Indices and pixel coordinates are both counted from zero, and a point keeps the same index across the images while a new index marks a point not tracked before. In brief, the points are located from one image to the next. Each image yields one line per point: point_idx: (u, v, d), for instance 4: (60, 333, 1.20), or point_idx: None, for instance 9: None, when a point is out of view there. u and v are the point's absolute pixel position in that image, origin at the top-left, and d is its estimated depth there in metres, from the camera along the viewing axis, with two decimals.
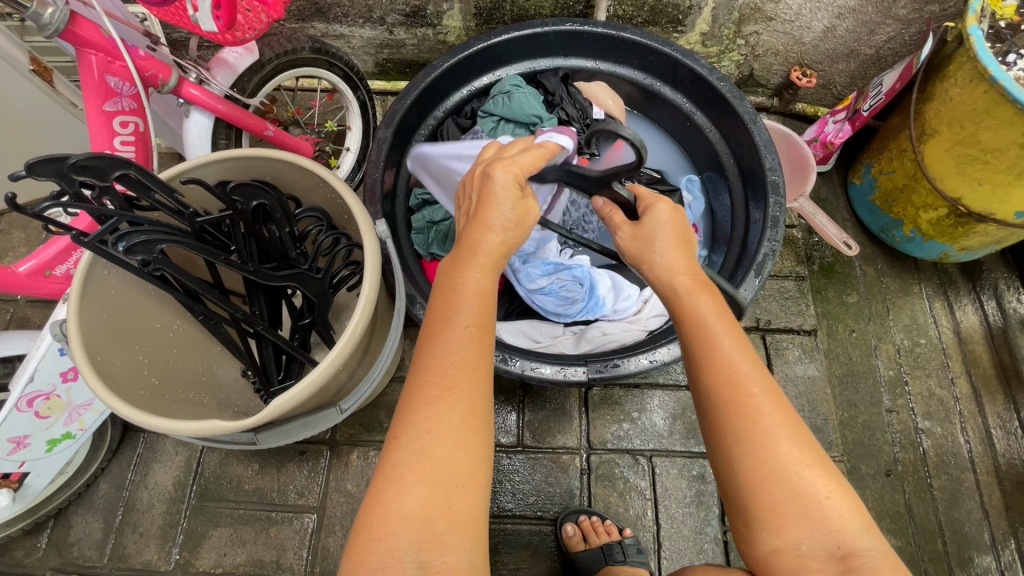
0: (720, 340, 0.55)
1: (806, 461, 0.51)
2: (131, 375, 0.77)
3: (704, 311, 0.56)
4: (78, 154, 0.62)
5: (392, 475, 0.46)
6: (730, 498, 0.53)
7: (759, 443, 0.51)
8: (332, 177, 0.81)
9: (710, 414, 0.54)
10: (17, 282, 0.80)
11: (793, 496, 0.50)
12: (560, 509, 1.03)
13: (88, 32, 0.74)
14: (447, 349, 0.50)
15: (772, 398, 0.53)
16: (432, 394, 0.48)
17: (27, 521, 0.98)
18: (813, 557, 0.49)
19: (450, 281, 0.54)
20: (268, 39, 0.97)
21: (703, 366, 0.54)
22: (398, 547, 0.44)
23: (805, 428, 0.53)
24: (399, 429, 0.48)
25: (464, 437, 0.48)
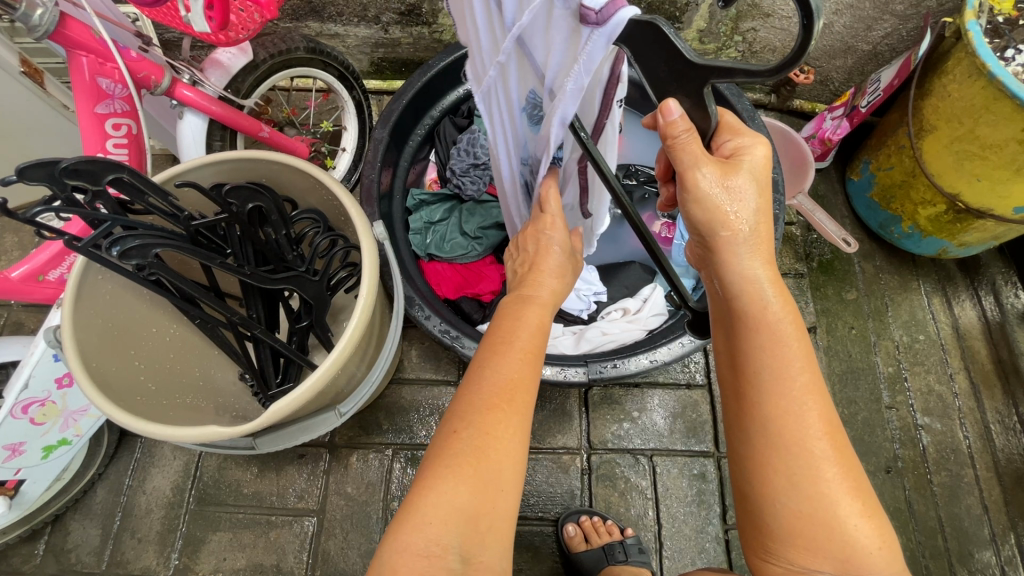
0: (792, 369, 0.54)
1: (856, 507, 0.52)
2: (126, 381, 0.76)
3: (785, 341, 0.55)
4: (70, 157, 0.61)
5: (448, 466, 0.51)
6: (762, 523, 0.55)
7: (812, 481, 0.52)
8: (328, 179, 0.80)
9: (763, 449, 0.54)
10: (10, 287, 0.79)
11: (837, 541, 0.51)
12: (561, 509, 1.03)
13: (79, 34, 0.73)
14: (508, 364, 0.58)
15: (830, 437, 0.53)
16: (493, 401, 0.54)
17: (23, 528, 0.97)
18: None
19: (512, 317, 0.65)
20: (262, 39, 0.96)
21: (767, 392, 0.54)
22: (444, 537, 0.48)
23: (858, 473, 0.53)
24: (461, 424, 0.53)
25: (517, 448, 0.53)
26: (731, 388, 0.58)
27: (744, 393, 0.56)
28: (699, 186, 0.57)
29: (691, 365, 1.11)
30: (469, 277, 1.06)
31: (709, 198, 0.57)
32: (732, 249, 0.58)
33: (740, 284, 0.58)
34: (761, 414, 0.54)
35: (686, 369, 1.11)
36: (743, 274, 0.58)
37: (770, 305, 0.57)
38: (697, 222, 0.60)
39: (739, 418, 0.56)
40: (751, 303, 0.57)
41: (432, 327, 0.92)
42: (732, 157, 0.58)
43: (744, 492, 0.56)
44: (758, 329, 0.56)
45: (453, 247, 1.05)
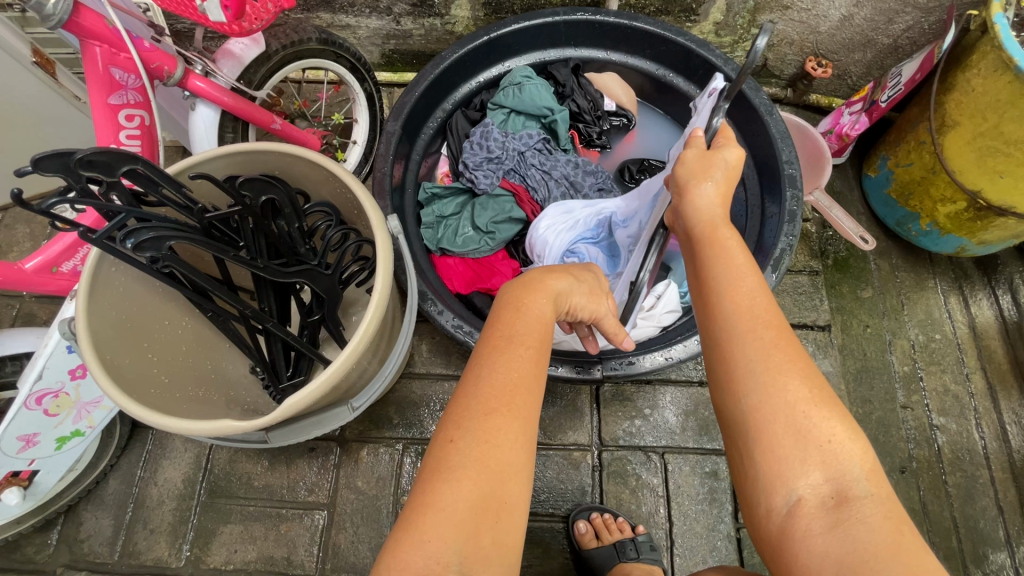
0: (738, 269, 0.53)
1: (814, 404, 0.47)
2: (141, 374, 0.76)
3: (730, 238, 0.56)
4: (84, 148, 0.60)
5: (447, 477, 0.48)
6: (731, 438, 0.50)
7: (769, 377, 0.48)
8: (342, 172, 0.79)
9: (720, 344, 0.51)
10: (23, 278, 0.78)
11: (796, 437, 0.46)
12: (572, 506, 1.03)
13: (92, 24, 0.72)
14: (511, 364, 0.54)
15: (784, 335, 0.50)
16: (491, 407, 0.51)
17: (37, 518, 0.97)
18: (803, 510, 0.45)
19: (518, 305, 0.59)
20: (274, 29, 0.95)
21: (720, 294, 0.52)
22: (445, 552, 0.45)
23: (817, 373, 0.49)
24: (460, 430, 0.50)
25: (520, 453, 0.50)
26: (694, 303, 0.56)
27: (703, 306, 0.54)
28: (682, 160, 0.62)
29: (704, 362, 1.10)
30: (481, 271, 1.04)
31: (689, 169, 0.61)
32: (696, 190, 0.59)
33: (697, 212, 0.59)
34: (716, 317, 0.52)
35: (699, 366, 1.10)
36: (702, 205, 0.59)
37: (720, 223, 0.57)
38: (679, 178, 0.61)
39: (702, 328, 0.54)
40: (705, 225, 0.57)
41: (445, 322, 0.91)
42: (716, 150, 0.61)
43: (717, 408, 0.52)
44: (706, 241, 0.56)
45: (465, 241, 1.04)
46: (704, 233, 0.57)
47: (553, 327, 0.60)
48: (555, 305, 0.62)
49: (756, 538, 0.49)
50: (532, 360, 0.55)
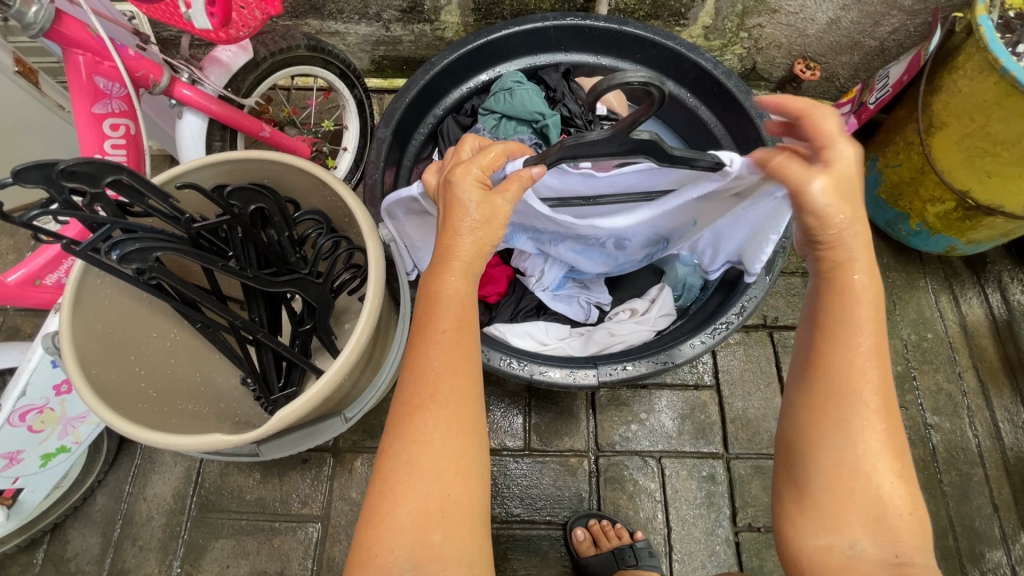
0: (858, 329, 0.52)
1: (892, 470, 0.50)
2: (127, 388, 0.75)
3: (862, 291, 0.53)
4: (67, 159, 0.59)
5: (389, 487, 0.48)
6: (799, 476, 0.53)
7: (861, 436, 0.50)
8: (333, 180, 0.79)
9: (815, 393, 0.52)
10: (5, 292, 0.76)
11: (872, 498, 0.49)
12: (569, 513, 1.01)
13: (75, 32, 0.70)
14: (428, 357, 0.52)
15: (887, 403, 0.51)
16: (416, 403, 0.50)
17: (22, 537, 0.95)
18: (865, 560, 0.48)
19: (428, 291, 0.55)
20: (262, 37, 0.94)
21: (833, 348, 0.52)
22: (394, 561, 0.46)
23: (901, 443, 0.51)
24: (389, 441, 0.50)
25: (458, 448, 0.49)
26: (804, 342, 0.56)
27: (808, 352, 0.54)
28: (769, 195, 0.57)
29: (699, 365, 1.10)
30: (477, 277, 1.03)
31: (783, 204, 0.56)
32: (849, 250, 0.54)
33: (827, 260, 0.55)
34: (820, 374, 0.52)
35: (694, 370, 1.09)
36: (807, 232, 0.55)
37: (852, 275, 0.54)
38: None
39: (800, 371, 0.55)
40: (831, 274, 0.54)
41: None
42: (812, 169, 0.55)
43: (787, 446, 0.55)
44: (841, 291, 0.53)
45: None
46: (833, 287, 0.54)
47: (474, 303, 0.56)
48: (473, 278, 0.57)
49: (786, 559, 0.53)
50: (451, 345, 0.52)
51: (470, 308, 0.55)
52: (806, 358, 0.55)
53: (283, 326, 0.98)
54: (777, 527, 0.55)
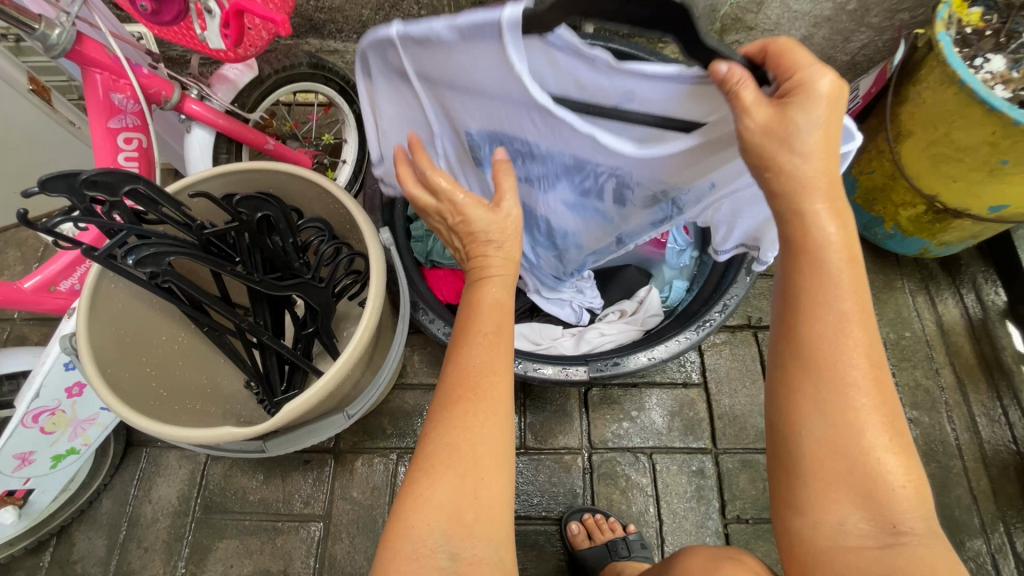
0: (838, 295, 0.52)
1: (885, 446, 0.51)
2: (140, 386, 0.78)
3: (831, 261, 0.53)
4: (90, 169, 0.63)
5: (425, 470, 0.52)
6: (787, 458, 0.54)
7: (845, 416, 0.51)
8: (336, 189, 0.83)
9: (794, 377, 0.53)
10: (21, 297, 0.80)
11: (865, 474, 0.50)
12: (564, 508, 1.05)
13: (94, 53, 0.75)
14: (469, 354, 0.56)
15: (871, 378, 0.52)
16: (455, 395, 0.54)
17: (30, 539, 0.97)
18: (862, 533, 0.50)
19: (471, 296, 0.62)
20: (266, 55, 0.99)
21: (808, 328, 0.52)
22: (429, 536, 0.49)
23: (895, 416, 0.52)
24: (428, 427, 0.54)
25: (492, 436, 0.53)
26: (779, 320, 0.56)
27: (783, 331, 0.55)
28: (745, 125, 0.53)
29: (687, 364, 1.14)
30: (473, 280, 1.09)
31: (762, 140, 0.53)
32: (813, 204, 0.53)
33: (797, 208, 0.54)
34: (804, 358, 0.52)
35: (682, 368, 1.14)
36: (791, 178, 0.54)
37: (825, 229, 0.53)
38: None
39: (776, 352, 0.55)
40: (799, 230, 0.54)
41: (437, 330, 0.93)
42: (797, 98, 0.52)
43: (776, 428, 0.55)
44: (805, 259, 0.53)
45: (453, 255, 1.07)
46: (809, 252, 0.53)
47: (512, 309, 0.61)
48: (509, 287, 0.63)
49: (790, 541, 0.54)
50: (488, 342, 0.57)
51: (508, 314, 0.60)
52: (782, 339, 0.55)
53: (286, 329, 1.01)
54: (781, 514, 0.56)
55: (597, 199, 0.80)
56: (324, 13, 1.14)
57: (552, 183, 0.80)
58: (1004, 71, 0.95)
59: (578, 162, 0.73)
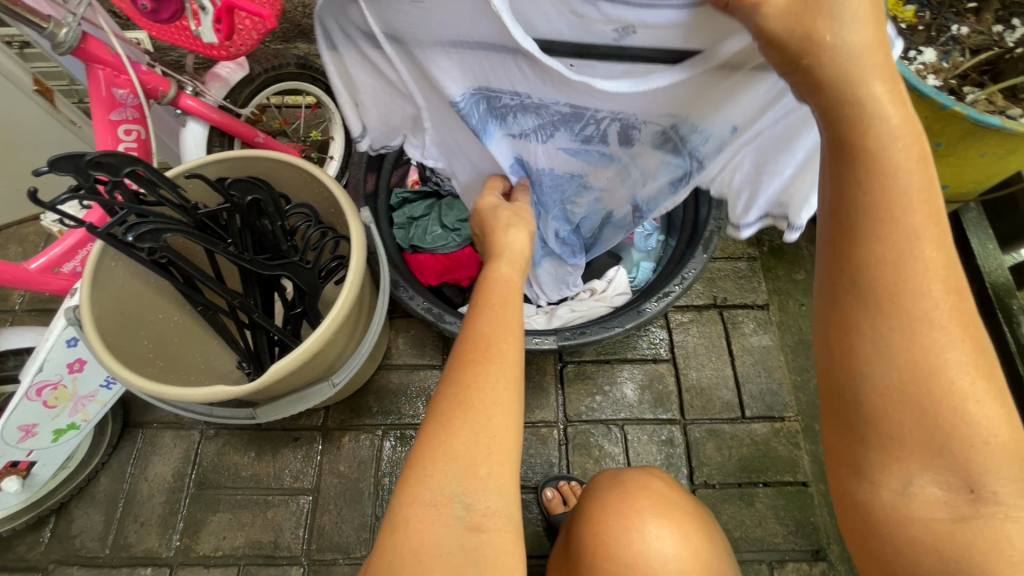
0: (906, 214, 0.45)
1: (972, 391, 0.45)
2: (138, 356, 0.85)
3: (895, 164, 0.45)
4: (95, 151, 0.70)
5: (445, 423, 0.52)
6: (841, 408, 0.48)
7: (926, 358, 0.44)
8: (322, 175, 0.90)
9: (844, 317, 0.47)
10: (27, 277, 0.86)
11: (946, 425, 0.45)
12: (541, 477, 1.11)
13: (97, 50, 0.82)
14: (485, 321, 0.59)
15: (952, 308, 0.45)
16: (473, 355, 0.56)
17: (30, 514, 1.02)
18: (923, 494, 0.47)
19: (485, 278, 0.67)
20: (257, 55, 1.07)
21: (866, 257, 0.45)
22: (446, 486, 0.50)
23: (982, 351, 0.46)
24: (445, 385, 0.55)
25: (507, 397, 0.54)
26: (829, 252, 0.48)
27: (832, 262, 0.48)
28: (763, 15, 0.46)
29: (656, 341, 1.21)
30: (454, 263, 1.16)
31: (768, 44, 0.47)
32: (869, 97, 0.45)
33: (866, 113, 0.45)
34: (858, 293, 0.46)
35: (652, 345, 1.21)
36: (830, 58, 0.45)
37: (885, 117, 0.45)
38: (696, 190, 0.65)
39: (823, 289, 0.49)
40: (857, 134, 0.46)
41: (417, 306, 0.99)
42: None
43: (825, 372, 0.49)
44: (862, 167, 0.45)
45: (434, 239, 1.13)
46: (873, 166, 0.45)
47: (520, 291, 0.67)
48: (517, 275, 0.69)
49: (846, 502, 0.52)
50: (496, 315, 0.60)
51: (513, 288, 0.66)
52: (829, 271, 0.48)
53: (276, 310, 1.08)
54: (834, 480, 0.53)
55: (600, 144, 0.77)
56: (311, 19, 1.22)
57: (550, 134, 0.76)
58: (936, 62, 1.04)
59: (576, 108, 0.69)
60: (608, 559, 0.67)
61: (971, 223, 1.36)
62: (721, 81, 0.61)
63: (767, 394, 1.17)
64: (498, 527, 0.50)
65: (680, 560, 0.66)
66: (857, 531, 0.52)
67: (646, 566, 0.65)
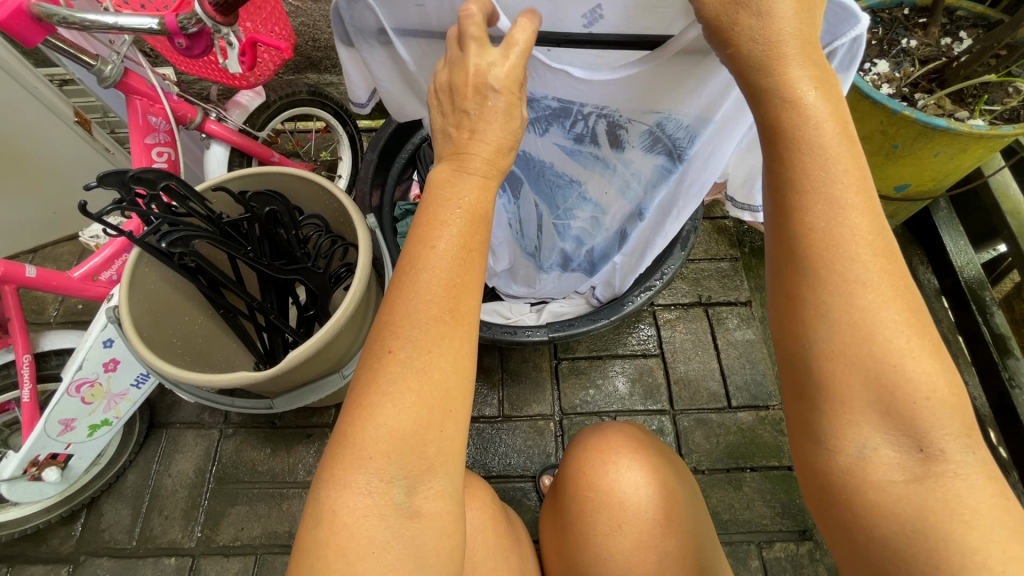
0: (833, 179, 0.45)
1: (912, 352, 0.44)
2: (169, 351, 0.95)
3: (822, 137, 0.46)
4: (136, 168, 0.81)
5: (385, 396, 0.46)
6: (794, 379, 0.48)
7: (871, 318, 0.44)
8: (330, 187, 1.00)
9: (790, 285, 0.47)
10: (70, 284, 0.96)
11: (886, 387, 0.44)
12: (539, 467, 1.17)
13: (137, 84, 0.94)
14: (440, 273, 0.48)
15: (886, 268, 0.45)
16: (423, 317, 0.47)
17: (64, 507, 1.10)
18: (878, 459, 0.46)
19: (440, 194, 0.50)
20: (273, 84, 1.19)
21: (802, 224, 0.46)
22: (387, 470, 0.46)
23: (919, 313, 0.46)
24: (392, 348, 0.47)
25: (456, 362, 0.48)
26: (773, 225, 0.49)
27: (776, 231, 0.48)
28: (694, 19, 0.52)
29: (645, 337, 1.29)
30: None
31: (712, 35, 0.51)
32: (786, 73, 0.46)
33: (778, 91, 0.47)
34: (800, 259, 0.46)
35: (641, 342, 1.28)
36: (762, 27, 0.47)
37: (807, 102, 0.46)
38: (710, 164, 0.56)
39: (771, 254, 0.49)
40: (782, 120, 0.47)
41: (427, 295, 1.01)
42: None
43: (779, 343, 0.49)
44: (784, 137, 0.47)
45: None
46: (795, 137, 0.46)
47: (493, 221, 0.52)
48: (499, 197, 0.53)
49: (804, 467, 0.51)
50: (448, 282, 0.48)
51: None
52: (775, 239, 0.49)
53: (290, 313, 1.18)
54: (796, 450, 0.51)
55: (592, 146, 0.83)
56: (320, 51, 1.35)
57: (546, 129, 0.83)
58: (888, 72, 1.14)
59: (564, 102, 0.76)
60: (588, 487, 0.74)
61: (942, 222, 1.43)
62: (676, 74, 0.66)
63: (752, 384, 1.24)
64: (440, 512, 0.48)
65: (647, 487, 0.73)
66: (822, 503, 0.50)
67: (618, 493, 0.73)
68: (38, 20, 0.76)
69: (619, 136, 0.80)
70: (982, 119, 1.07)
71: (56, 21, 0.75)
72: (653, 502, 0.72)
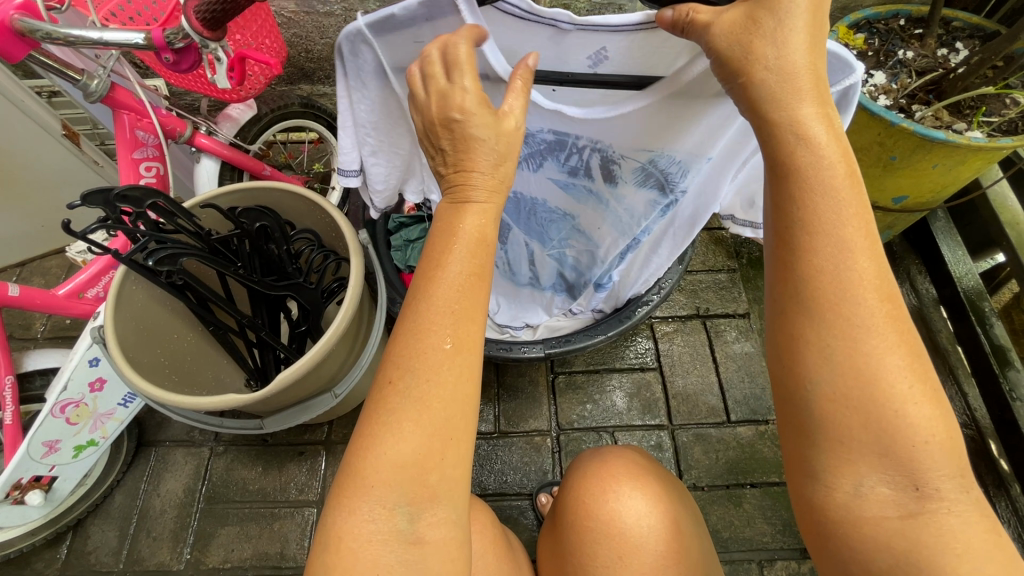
0: (839, 221, 0.45)
1: (912, 398, 0.44)
2: (157, 371, 0.93)
3: (828, 176, 0.46)
4: (121, 185, 0.79)
5: (389, 421, 0.45)
6: (792, 414, 0.48)
7: (873, 363, 0.44)
8: (322, 202, 0.99)
9: (790, 325, 0.47)
10: (56, 302, 0.94)
11: (886, 433, 0.44)
12: (536, 484, 1.15)
13: (124, 98, 0.92)
14: (439, 300, 0.48)
15: (890, 313, 0.45)
16: (423, 342, 0.46)
17: (49, 530, 1.07)
18: (874, 497, 0.45)
19: (444, 223, 0.50)
20: (264, 97, 1.18)
21: (807, 267, 0.46)
22: (390, 497, 0.45)
23: (922, 359, 0.45)
24: (398, 373, 0.46)
25: (461, 388, 0.46)
26: (775, 262, 0.49)
27: (779, 270, 0.48)
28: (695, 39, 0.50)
29: (643, 351, 1.27)
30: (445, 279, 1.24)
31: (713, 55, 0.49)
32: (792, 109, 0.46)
33: (786, 124, 0.46)
34: (805, 299, 0.46)
35: (639, 355, 1.27)
36: (766, 73, 0.46)
37: (812, 140, 0.46)
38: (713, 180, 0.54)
39: (772, 292, 0.49)
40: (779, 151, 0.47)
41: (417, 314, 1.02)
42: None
43: (777, 379, 0.49)
44: (790, 178, 0.47)
45: None
46: (803, 176, 0.46)
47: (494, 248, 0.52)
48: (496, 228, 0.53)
49: (798, 498, 0.50)
50: (438, 305, 0.47)
51: None
52: (777, 277, 0.49)
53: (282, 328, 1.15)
54: (792, 481, 0.50)
55: (586, 178, 0.83)
56: (314, 63, 1.34)
57: (540, 163, 0.83)
58: (885, 84, 1.13)
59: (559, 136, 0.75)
60: (586, 516, 0.73)
61: (940, 232, 1.43)
62: (670, 112, 0.66)
63: (752, 399, 1.22)
64: (442, 536, 0.46)
65: (650, 516, 0.71)
66: (818, 540, 0.49)
67: (618, 523, 0.71)
68: (21, 36, 0.74)
69: (612, 169, 0.79)
70: (980, 131, 1.06)
71: (40, 36, 0.73)
72: (655, 531, 0.71)
